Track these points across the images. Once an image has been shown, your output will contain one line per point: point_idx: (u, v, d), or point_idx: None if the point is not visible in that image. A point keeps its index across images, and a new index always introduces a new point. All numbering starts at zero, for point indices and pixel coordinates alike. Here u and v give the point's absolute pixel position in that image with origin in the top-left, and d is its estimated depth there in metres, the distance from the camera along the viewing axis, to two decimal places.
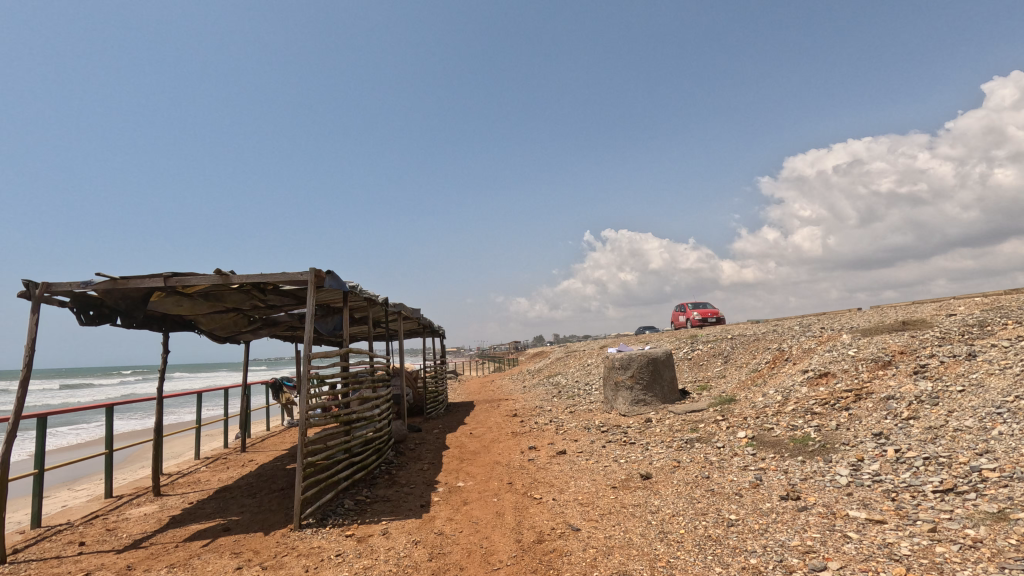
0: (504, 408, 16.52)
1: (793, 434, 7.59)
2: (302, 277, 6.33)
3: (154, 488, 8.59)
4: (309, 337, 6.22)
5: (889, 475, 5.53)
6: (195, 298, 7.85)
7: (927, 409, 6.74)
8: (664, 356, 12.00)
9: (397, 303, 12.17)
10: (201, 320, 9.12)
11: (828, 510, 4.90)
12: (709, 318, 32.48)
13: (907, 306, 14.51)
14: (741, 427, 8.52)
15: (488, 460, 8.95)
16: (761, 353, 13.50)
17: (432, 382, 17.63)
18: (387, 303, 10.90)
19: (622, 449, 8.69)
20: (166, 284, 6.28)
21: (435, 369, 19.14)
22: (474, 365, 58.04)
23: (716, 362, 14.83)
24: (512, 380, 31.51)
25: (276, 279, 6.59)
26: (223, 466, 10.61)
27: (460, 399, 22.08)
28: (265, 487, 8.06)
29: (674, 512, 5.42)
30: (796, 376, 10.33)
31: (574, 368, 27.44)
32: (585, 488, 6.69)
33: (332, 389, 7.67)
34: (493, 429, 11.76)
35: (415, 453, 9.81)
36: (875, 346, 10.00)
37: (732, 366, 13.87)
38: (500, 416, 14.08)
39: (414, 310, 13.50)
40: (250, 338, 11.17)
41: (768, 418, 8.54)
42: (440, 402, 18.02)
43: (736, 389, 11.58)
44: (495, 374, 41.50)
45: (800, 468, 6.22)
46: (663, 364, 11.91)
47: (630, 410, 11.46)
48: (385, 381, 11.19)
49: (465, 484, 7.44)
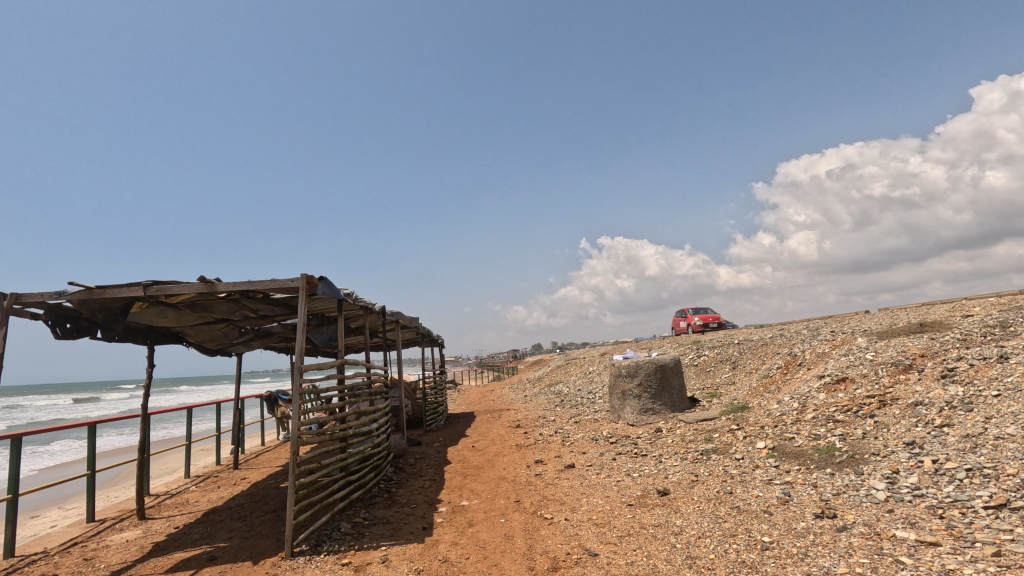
0: (506, 418, 16.05)
1: (817, 444, 7.16)
2: (293, 283, 5.88)
3: (139, 511, 8.10)
4: (301, 347, 5.77)
5: (931, 489, 5.10)
6: (180, 308, 7.42)
7: (961, 416, 6.32)
8: (672, 363, 11.57)
9: (395, 311, 11.74)
10: (188, 331, 8.67)
11: (871, 530, 4.47)
12: (711, 324, 32.09)
13: (919, 308, 14.12)
14: (759, 436, 8.09)
15: (493, 475, 8.48)
16: (772, 359, 13.09)
17: (432, 394, 17.16)
18: (385, 311, 10.47)
19: (634, 462, 8.24)
20: (147, 294, 5.86)
21: (435, 379, 18.67)
22: (473, 374, 57.41)
23: (724, 368, 14.41)
24: (513, 390, 30.98)
25: (265, 287, 6.15)
26: (214, 485, 10.12)
27: (460, 410, 21.58)
28: (256, 509, 7.58)
29: (700, 533, 4.97)
30: (812, 382, 9.92)
31: (575, 376, 26.95)
32: (599, 506, 6.24)
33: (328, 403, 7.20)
34: (496, 442, 11.30)
35: (415, 468, 9.34)
36: (894, 349, 9.60)
37: (742, 372, 13.45)
38: (502, 428, 13.59)
39: (413, 319, 13.07)
40: (241, 350, 10.71)
41: (787, 427, 8.11)
42: (440, 413, 17.54)
43: (748, 397, 11.16)
44: (494, 384, 40.95)
45: (831, 482, 5.79)
46: (672, 372, 11.48)
47: (639, 420, 11.03)
48: (383, 393, 10.71)
49: (469, 503, 6.98)
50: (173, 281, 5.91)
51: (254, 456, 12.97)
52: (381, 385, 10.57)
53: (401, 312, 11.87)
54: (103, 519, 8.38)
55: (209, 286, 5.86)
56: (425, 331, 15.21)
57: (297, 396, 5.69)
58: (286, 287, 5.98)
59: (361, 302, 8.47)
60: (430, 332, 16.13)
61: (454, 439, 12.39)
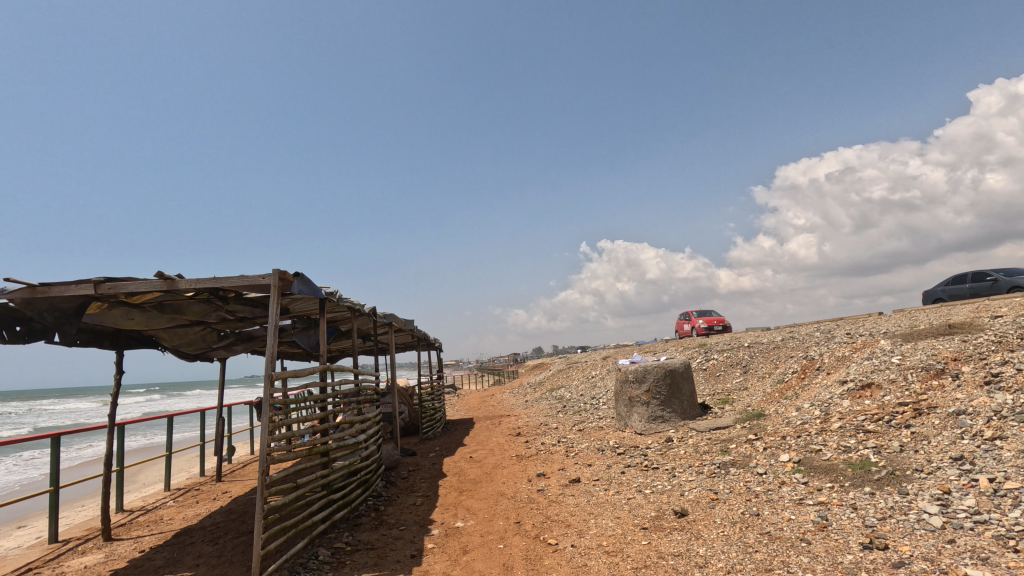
0: (506, 426, 15.38)
1: (848, 458, 6.49)
2: (265, 280, 5.21)
3: (104, 532, 7.42)
4: (273, 352, 5.09)
5: (994, 514, 4.42)
6: (147, 309, 6.77)
7: (1015, 428, 5.65)
8: (683, 368, 10.89)
9: (387, 313, 11.09)
10: (161, 334, 8.01)
11: (935, 566, 3.78)
12: (715, 327, 31.43)
13: (938, 309, 13.47)
14: (782, 448, 7.41)
15: (491, 491, 7.79)
16: (785, 363, 12.43)
17: (429, 400, 16.49)
18: (376, 313, 9.83)
19: (645, 477, 7.55)
20: (98, 292, 5.22)
21: (432, 385, 18.00)
22: (473, 378, 56.72)
23: (734, 372, 13.75)
24: (513, 395, 30.27)
25: (235, 286, 5.47)
26: (193, 500, 9.44)
27: (459, 416, 20.91)
28: (230, 530, 6.90)
29: (730, 567, 4.29)
30: (833, 387, 9.24)
31: (577, 380, 26.26)
32: (610, 530, 5.56)
33: (308, 413, 6.52)
34: (495, 452, 10.63)
35: (408, 483, 8.64)
36: (923, 353, 8.93)
37: (754, 377, 12.75)
38: (502, 436, 12.90)
39: (407, 321, 12.41)
40: (223, 355, 10.04)
41: (812, 438, 7.43)
42: (438, 420, 16.89)
43: (763, 403, 10.49)
44: (494, 388, 40.20)
45: (873, 504, 5.12)
46: (682, 377, 10.80)
47: (647, 429, 10.36)
48: (375, 400, 10.03)
49: (465, 524, 6.30)
50: (128, 278, 5.27)
51: (241, 467, 12.29)
52: (372, 392, 9.90)
53: (393, 315, 11.22)
54: (68, 540, 7.70)
55: (168, 283, 5.20)
56: (421, 335, 14.54)
57: (268, 408, 5.01)
58: (255, 285, 5.31)
59: (348, 302, 7.80)
60: (427, 335, 15.46)
61: (451, 449, 11.72)
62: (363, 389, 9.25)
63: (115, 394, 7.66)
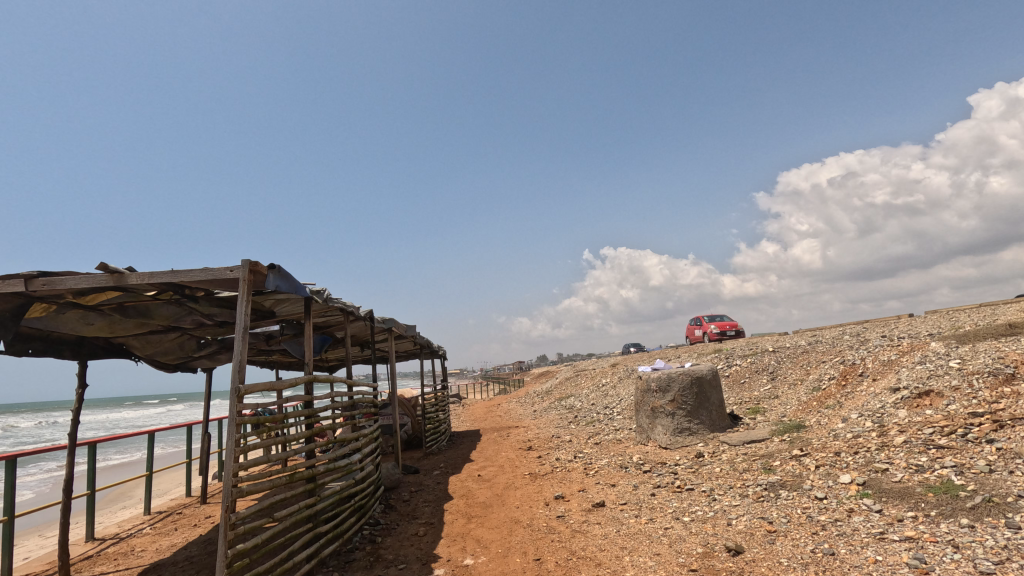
0: (516, 438, 14.43)
1: (925, 479, 5.53)
2: (232, 273, 4.30)
3: (63, 568, 6.50)
4: (242, 359, 4.17)
5: None
6: (108, 313, 5.90)
7: None
8: (711, 375, 9.93)
9: (387, 317, 10.22)
10: (132, 342, 7.14)
11: None
12: (729, 332, 30.41)
13: (981, 309, 12.48)
14: (839, 466, 6.45)
15: (504, 517, 6.84)
16: (819, 370, 11.45)
17: (434, 411, 15.55)
18: (373, 316, 8.95)
19: (681, 500, 6.58)
20: (31, 289, 4.35)
21: (437, 395, 17.07)
22: (477, 386, 55.68)
23: (761, 379, 12.78)
24: (520, 404, 29.25)
25: (200, 282, 4.58)
26: (172, 526, 8.52)
27: (464, 427, 19.95)
28: (204, 567, 5.98)
29: None
30: (884, 396, 8.28)
31: (587, 389, 25.25)
32: (651, 571, 4.61)
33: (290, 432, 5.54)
34: (506, 469, 9.69)
35: (409, 507, 7.69)
36: (986, 356, 7.96)
37: (785, 384, 11.77)
38: (512, 451, 11.92)
39: (408, 327, 11.51)
40: (206, 364, 9.15)
41: (872, 455, 6.46)
42: (443, 432, 15.96)
43: (800, 414, 9.53)
44: (500, 397, 39.14)
45: (978, 541, 4.16)
46: (710, 385, 9.84)
47: (673, 443, 9.42)
48: (371, 412, 9.11)
49: (475, 562, 5.35)
50: (69, 272, 4.41)
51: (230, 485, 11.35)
52: (369, 403, 8.99)
53: (393, 319, 10.37)
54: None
55: (116, 278, 4.32)
56: (424, 342, 13.64)
57: (235, 429, 4.08)
58: (221, 280, 4.43)
59: (339, 302, 6.90)
60: (431, 342, 14.55)
61: (458, 465, 10.78)
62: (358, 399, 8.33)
63: (77, 410, 6.77)
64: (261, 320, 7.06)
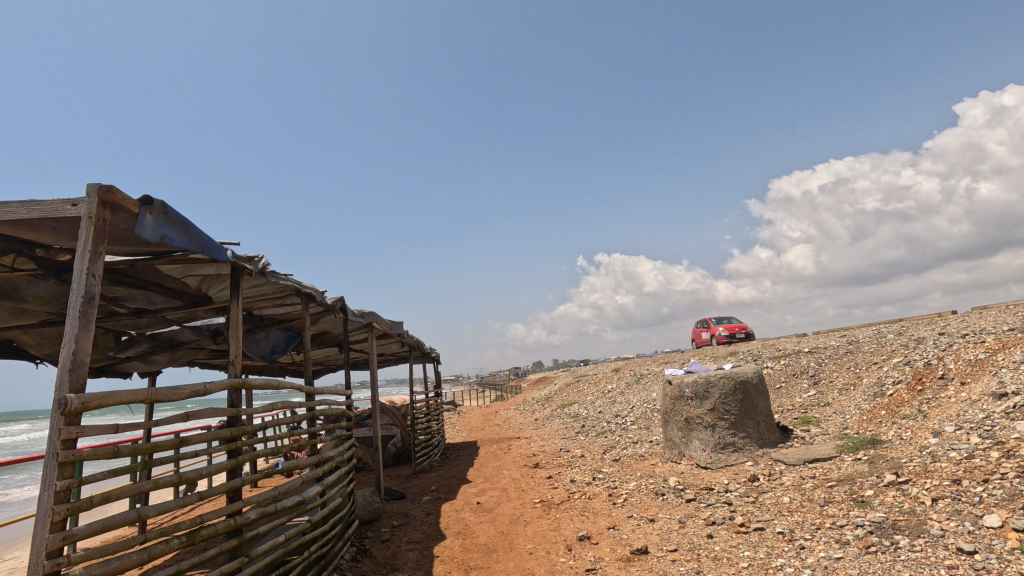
0: (519, 452, 12.73)
1: None
2: (70, 209, 2.59)
3: None
4: (73, 351, 2.41)
5: None
6: None
7: None
8: (757, 378, 8.25)
9: (366, 310, 8.47)
10: (18, 335, 5.37)
11: None
12: (738, 335, 28.85)
13: None
14: (969, 500, 4.76)
15: (516, 570, 5.08)
16: (876, 373, 9.79)
17: (426, 422, 13.78)
18: (346, 305, 7.19)
19: (754, 548, 4.88)
20: None
21: (429, 403, 15.31)
22: (472, 394, 53.72)
23: (802, 384, 11.11)
24: (518, 412, 27.48)
25: (37, 228, 2.86)
26: None
27: (460, 438, 18.16)
28: None
29: None
30: (986, 403, 6.62)
31: (592, 395, 23.50)
32: None
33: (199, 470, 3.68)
34: (512, 495, 7.97)
35: (388, 552, 5.89)
36: None
37: (834, 390, 10.09)
38: (516, 469, 10.16)
39: (393, 324, 9.79)
40: (140, 365, 7.40)
41: (1014, 485, 4.77)
42: (437, 446, 14.22)
43: (869, 426, 7.86)
44: (497, 405, 37.33)
45: None
46: (757, 391, 8.16)
47: (715, 461, 7.79)
48: (345, 426, 7.35)
49: None
50: None
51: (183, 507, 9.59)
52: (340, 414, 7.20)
53: (374, 312, 8.63)
54: None
55: None
56: (414, 343, 11.88)
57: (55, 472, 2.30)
58: (58, 220, 2.71)
59: (291, 279, 5.15)
60: (422, 343, 12.81)
61: (453, 488, 9.03)
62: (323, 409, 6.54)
63: None
64: (188, 306, 5.33)
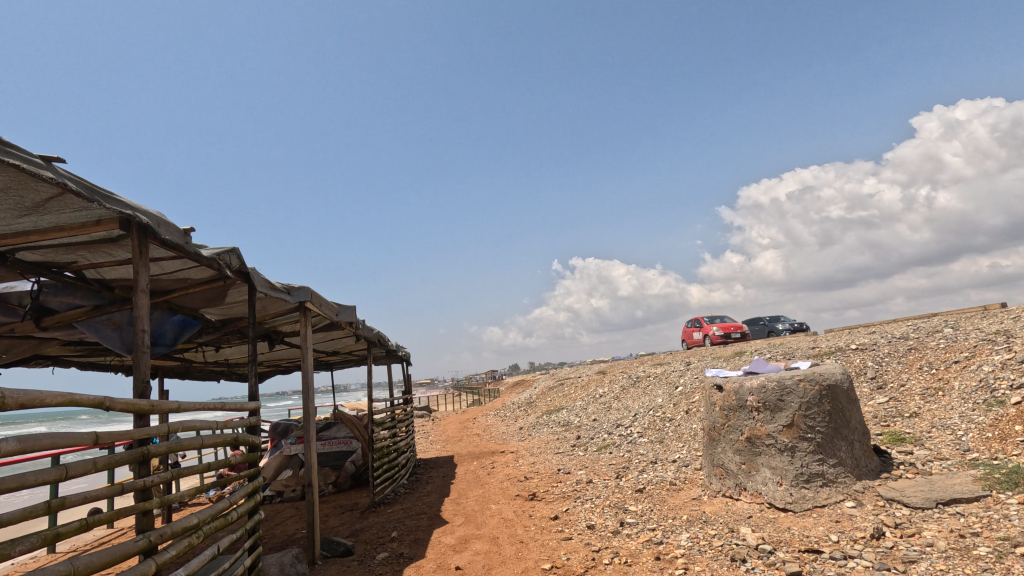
0: (507, 475, 10.29)
1: None
2: None
3: None
4: None
5: None
6: None
7: None
8: (846, 382, 5.91)
9: (296, 285, 5.84)
10: None
11: None
12: (734, 334, 26.98)
13: None
14: None
15: None
16: (973, 375, 7.62)
17: (392, 436, 11.17)
18: (250, 269, 4.55)
19: None
20: None
21: (399, 413, 12.70)
22: (447, 398, 50.87)
23: (863, 388, 8.92)
24: (499, 419, 25.00)
25: None
26: None
27: (434, 452, 15.60)
28: None
29: None
30: None
31: (581, 400, 21.14)
32: None
33: None
34: (509, 554, 5.51)
35: None
36: None
37: (913, 397, 7.90)
38: (507, 504, 7.71)
39: (342, 308, 7.20)
40: None
41: None
42: (405, 466, 11.64)
43: (1008, 447, 5.63)
44: (473, 410, 34.67)
45: None
46: (847, 400, 5.83)
47: (796, 502, 5.48)
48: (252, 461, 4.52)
49: None
50: None
51: (45, 561, 6.88)
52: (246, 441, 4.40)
53: (308, 289, 6.00)
54: None
55: None
56: (373, 338, 9.25)
57: None
58: None
59: (72, 174, 2.64)
60: (384, 337, 10.18)
61: (425, 536, 6.52)
62: (195, 440, 3.72)
63: None
64: None
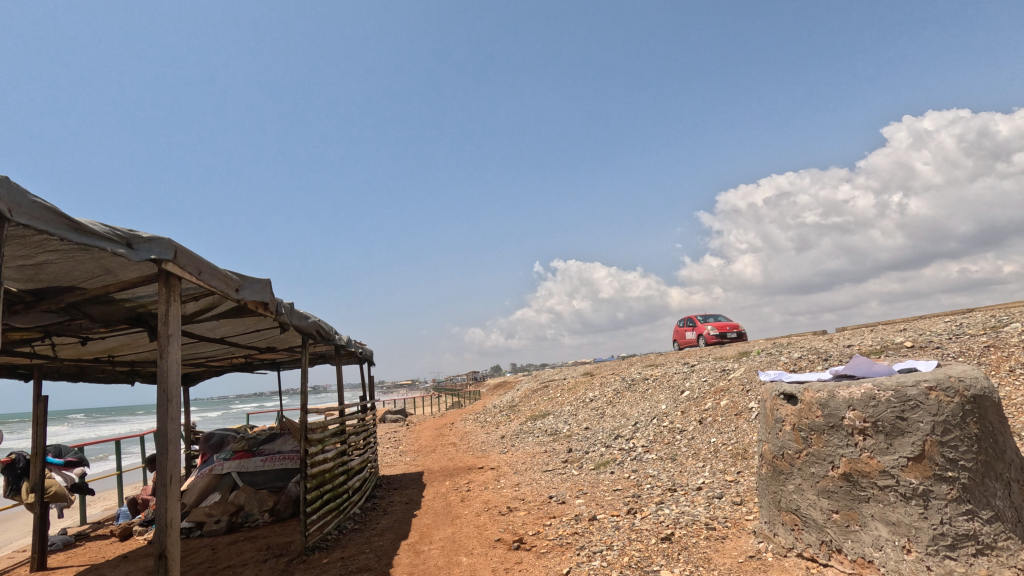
0: (485, 503, 8.17)
1: None
2: None
3: None
4: None
5: None
6: None
7: None
8: (994, 389, 3.88)
9: (145, 233, 3.63)
10: None
11: None
12: (730, 334, 25.34)
13: None
14: None
15: None
16: None
17: (343, 455, 8.95)
18: None
19: None
20: None
21: (357, 423, 10.50)
22: (424, 400, 48.54)
23: None
24: (478, 425, 22.79)
25: None
26: None
27: (402, 466, 13.43)
28: None
29: None
30: None
31: (570, 405, 19.15)
32: None
33: None
34: None
35: None
36: None
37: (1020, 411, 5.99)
38: (482, 558, 5.60)
39: (246, 283, 5.00)
40: None
41: None
42: (361, 490, 9.43)
43: None
44: (451, 413, 32.53)
45: None
46: (998, 417, 3.81)
47: None
48: None
49: None
50: None
51: None
52: None
53: (171, 241, 3.78)
54: None
55: None
56: (311, 329, 7.03)
57: None
58: None
59: None
60: (330, 330, 7.94)
61: None
62: None
63: None
64: None
